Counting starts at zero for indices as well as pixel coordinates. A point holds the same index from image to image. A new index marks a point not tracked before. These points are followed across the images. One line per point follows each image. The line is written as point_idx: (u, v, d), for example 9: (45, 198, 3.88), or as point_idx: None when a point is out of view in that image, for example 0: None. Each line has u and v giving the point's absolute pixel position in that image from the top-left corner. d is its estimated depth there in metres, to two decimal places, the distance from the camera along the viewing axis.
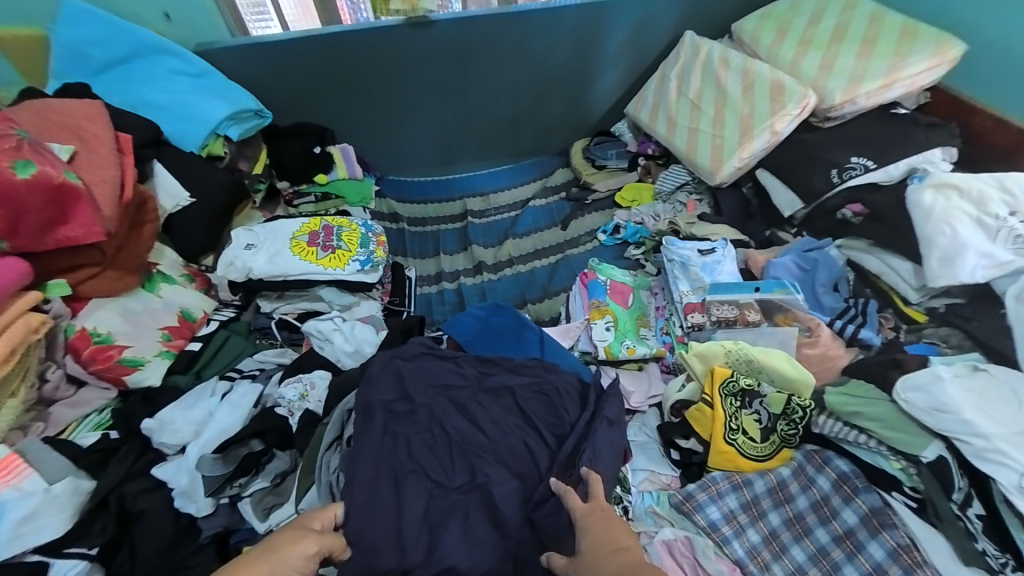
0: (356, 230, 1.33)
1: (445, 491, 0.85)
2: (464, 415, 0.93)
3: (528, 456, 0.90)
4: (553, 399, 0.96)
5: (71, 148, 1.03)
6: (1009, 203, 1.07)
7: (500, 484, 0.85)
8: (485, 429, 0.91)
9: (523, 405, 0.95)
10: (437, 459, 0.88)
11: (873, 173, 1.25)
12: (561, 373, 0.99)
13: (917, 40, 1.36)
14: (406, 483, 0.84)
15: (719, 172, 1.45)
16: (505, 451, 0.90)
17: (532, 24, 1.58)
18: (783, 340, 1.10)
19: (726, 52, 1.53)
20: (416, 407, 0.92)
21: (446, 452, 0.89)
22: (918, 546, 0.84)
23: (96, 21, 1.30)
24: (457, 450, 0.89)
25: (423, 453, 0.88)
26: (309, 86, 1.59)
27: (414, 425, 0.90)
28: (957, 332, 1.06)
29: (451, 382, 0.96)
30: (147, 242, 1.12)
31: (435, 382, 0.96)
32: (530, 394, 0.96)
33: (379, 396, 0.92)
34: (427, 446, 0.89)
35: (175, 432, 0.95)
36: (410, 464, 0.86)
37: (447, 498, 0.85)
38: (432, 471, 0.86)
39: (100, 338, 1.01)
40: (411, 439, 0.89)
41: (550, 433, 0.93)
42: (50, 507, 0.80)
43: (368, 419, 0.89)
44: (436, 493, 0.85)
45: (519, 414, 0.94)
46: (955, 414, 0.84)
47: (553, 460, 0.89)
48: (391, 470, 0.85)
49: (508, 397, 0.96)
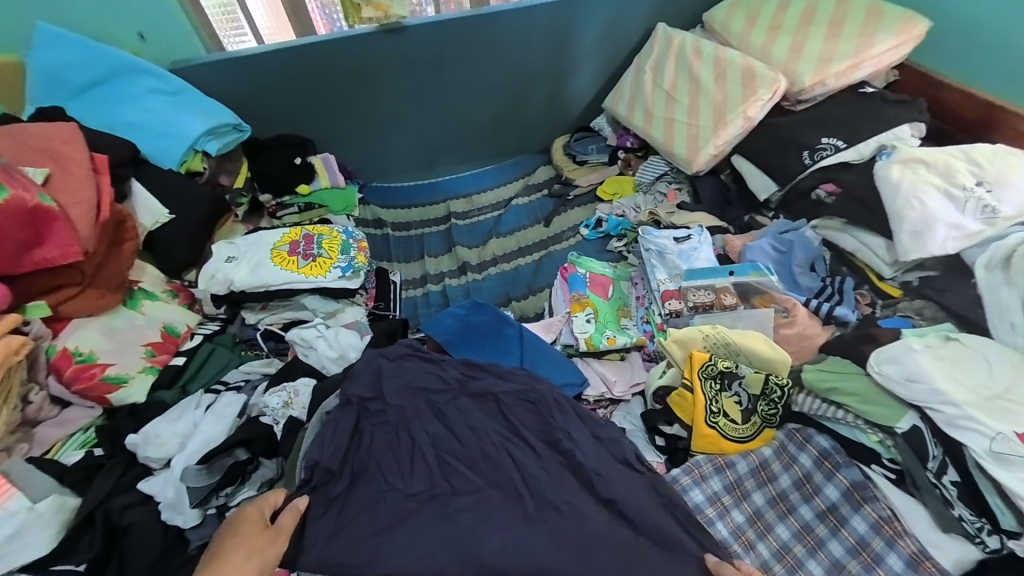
0: (337, 238, 1.34)
1: (398, 495, 0.85)
2: (440, 419, 0.93)
3: (510, 465, 0.88)
4: (542, 408, 0.95)
5: (45, 171, 1.04)
6: (976, 174, 1.08)
7: (462, 496, 0.85)
8: (460, 435, 0.91)
9: (507, 412, 0.94)
10: (399, 463, 0.88)
11: (844, 152, 1.27)
12: (549, 384, 0.99)
13: (883, 19, 1.37)
14: (361, 482, 0.86)
15: (696, 161, 1.46)
16: (478, 459, 0.89)
17: (505, 25, 1.60)
18: (761, 321, 1.12)
19: (697, 41, 1.55)
20: (387, 407, 0.93)
21: (409, 458, 0.88)
22: (899, 517, 0.86)
23: (70, 44, 1.31)
24: (421, 457, 0.88)
25: (385, 458, 0.88)
26: (287, 98, 1.61)
27: (383, 425, 0.91)
28: (931, 304, 1.08)
29: (430, 386, 0.96)
30: (127, 261, 1.13)
31: (415, 383, 0.96)
32: (517, 401, 0.95)
33: (357, 390, 0.94)
34: (390, 449, 0.89)
35: (160, 446, 0.95)
36: (369, 465, 0.88)
37: (399, 503, 0.84)
38: (395, 477, 0.86)
39: (82, 357, 1.01)
40: (376, 439, 0.89)
41: (538, 443, 0.91)
42: (36, 525, 0.81)
43: (344, 413, 0.92)
44: (389, 496, 0.85)
45: (503, 419, 0.94)
46: (927, 384, 0.86)
47: (541, 471, 0.87)
48: (350, 467, 0.88)
49: (493, 401, 0.96)
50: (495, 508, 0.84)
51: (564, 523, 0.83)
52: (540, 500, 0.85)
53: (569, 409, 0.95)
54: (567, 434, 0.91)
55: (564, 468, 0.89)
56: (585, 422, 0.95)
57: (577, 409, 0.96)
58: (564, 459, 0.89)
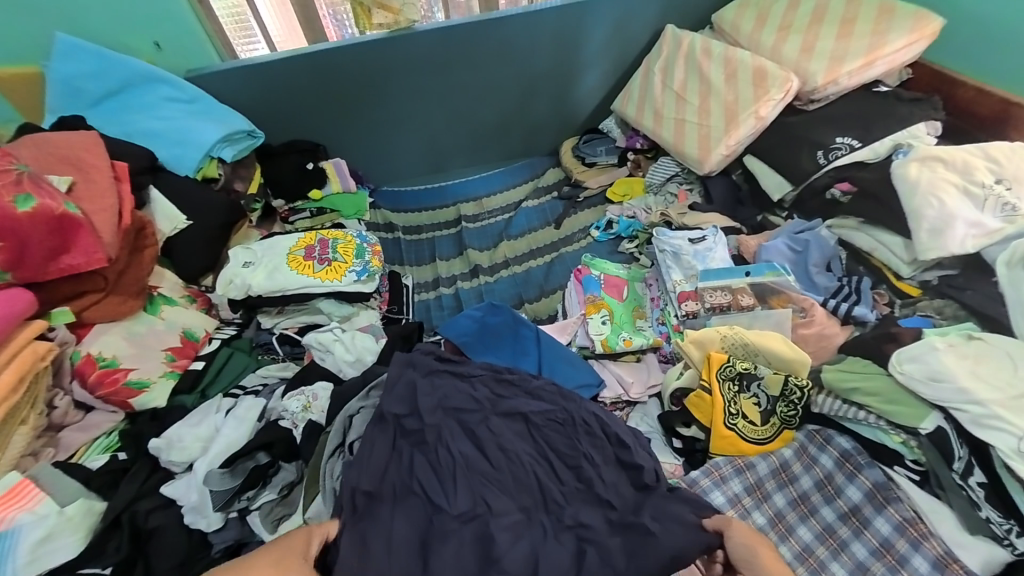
0: (351, 242, 1.35)
1: (443, 515, 0.84)
2: (473, 439, 0.93)
3: (535, 488, 0.89)
4: (569, 430, 0.95)
5: (70, 179, 1.06)
6: (995, 170, 1.07)
7: (500, 517, 0.84)
8: (490, 455, 0.91)
9: (536, 433, 0.94)
10: (440, 482, 0.87)
11: (859, 151, 1.26)
12: (579, 403, 0.98)
13: (895, 18, 1.37)
14: (404, 501, 0.85)
15: (708, 161, 1.46)
16: (509, 482, 0.89)
17: (515, 29, 1.61)
18: (779, 321, 1.11)
19: (707, 42, 1.55)
20: (425, 425, 0.93)
21: (450, 473, 0.88)
22: (923, 518, 0.85)
23: (89, 55, 1.34)
24: (461, 477, 0.88)
25: (427, 475, 0.87)
26: (298, 104, 1.62)
27: (422, 444, 0.91)
28: (951, 303, 1.07)
29: (461, 404, 0.96)
30: (148, 266, 1.14)
31: (447, 403, 0.96)
32: (546, 423, 0.95)
33: (392, 406, 0.94)
34: (431, 469, 0.88)
35: (182, 449, 0.96)
36: (414, 485, 0.86)
37: (444, 522, 0.83)
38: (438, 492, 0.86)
39: (106, 362, 1.03)
40: (415, 460, 0.89)
41: (562, 467, 0.91)
42: (66, 529, 0.82)
43: (380, 430, 0.93)
44: (435, 517, 0.84)
45: (531, 442, 0.94)
46: (951, 383, 0.85)
47: (563, 494, 0.88)
48: (392, 484, 0.86)
49: (521, 422, 0.96)
50: (520, 528, 0.84)
51: (586, 542, 0.83)
52: (561, 519, 0.86)
53: (597, 432, 0.94)
54: (590, 458, 0.91)
55: (586, 491, 0.89)
56: (612, 444, 0.93)
57: (605, 432, 0.95)
58: (587, 483, 0.89)
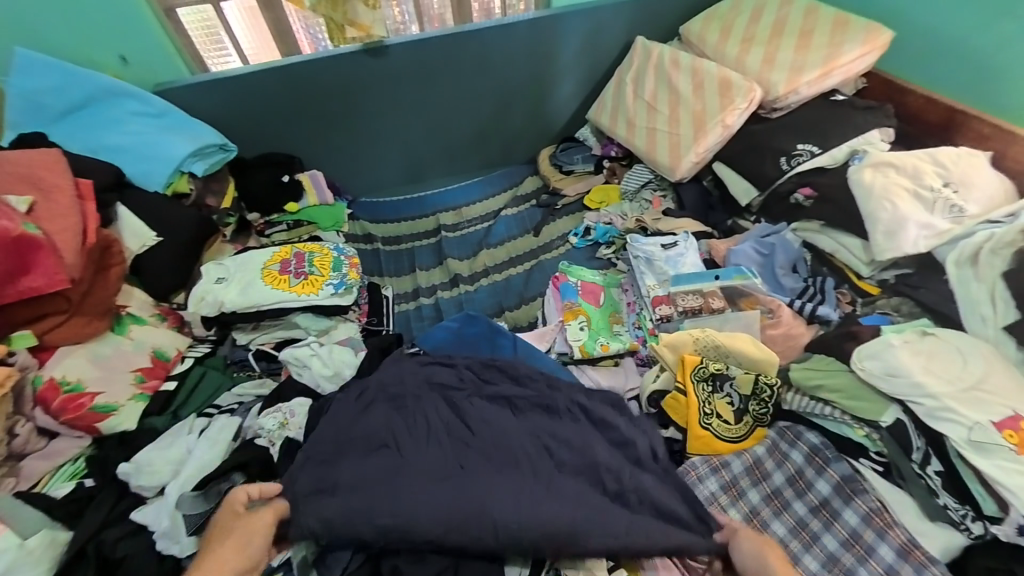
0: (328, 255, 1.34)
1: (413, 470, 0.85)
2: (454, 410, 0.95)
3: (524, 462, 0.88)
4: (557, 415, 0.96)
5: (29, 199, 1.03)
6: (942, 174, 1.14)
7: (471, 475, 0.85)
8: (473, 426, 0.92)
9: (521, 413, 0.96)
10: (415, 441, 0.89)
11: (819, 157, 1.32)
12: (565, 392, 0.99)
13: (849, 30, 1.44)
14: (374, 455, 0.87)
15: (678, 168, 1.50)
16: (491, 448, 0.89)
17: (489, 41, 1.63)
18: (748, 323, 1.14)
19: (675, 53, 1.60)
20: (406, 392, 0.97)
21: (424, 439, 0.90)
22: (888, 508, 0.89)
23: (52, 69, 1.31)
24: (435, 437, 0.90)
25: (400, 427, 0.90)
26: (273, 116, 1.61)
27: (400, 410, 0.94)
28: (908, 301, 1.13)
29: (446, 380, 1.00)
30: (114, 286, 1.11)
31: (433, 378, 1.00)
32: (531, 407, 0.97)
33: (377, 378, 1.00)
34: (406, 426, 0.91)
35: (153, 473, 0.94)
36: (387, 439, 0.89)
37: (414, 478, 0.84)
38: (409, 459, 0.86)
39: (70, 387, 0.99)
40: (392, 419, 0.92)
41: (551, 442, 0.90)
42: (28, 561, 0.79)
43: (361, 395, 0.97)
44: (404, 470, 0.84)
45: (518, 419, 0.94)
46: (907, 378, 0.89)
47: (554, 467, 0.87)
48: (366, 439, 0.89)
49: (506, 406, 0.97)
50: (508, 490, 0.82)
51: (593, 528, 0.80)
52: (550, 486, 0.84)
53: (583, 419, 0.95)
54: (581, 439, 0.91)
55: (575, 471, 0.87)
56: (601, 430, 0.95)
57: (593, 418, 0.96)
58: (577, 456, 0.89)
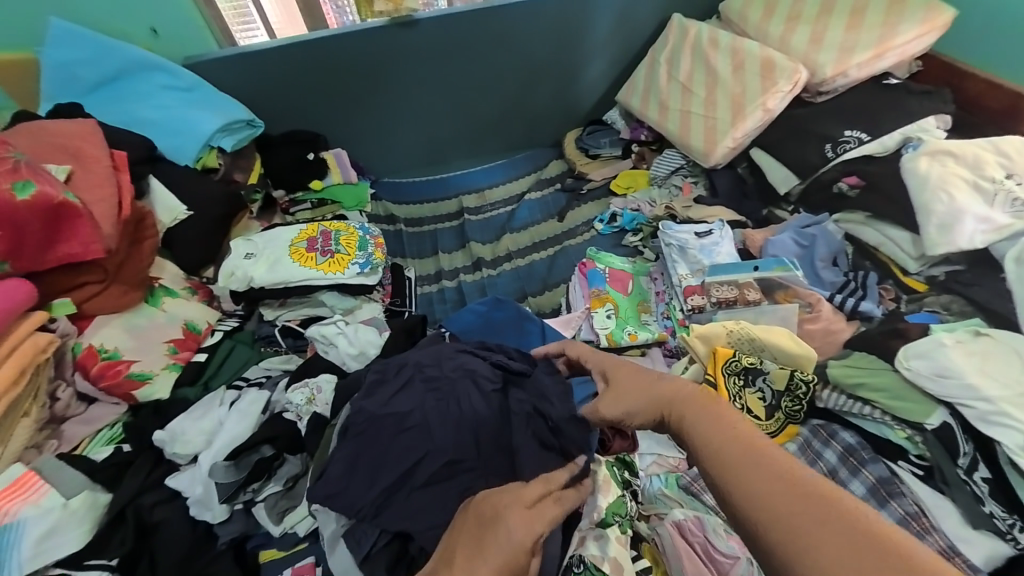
0: (354, 234, 1.33)
1: (437, 456, 0.83)
2: (486, 402, 0.90)
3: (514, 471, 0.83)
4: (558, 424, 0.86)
5: (68, 168, 1.04)
6: (1005, 165, 1.06)
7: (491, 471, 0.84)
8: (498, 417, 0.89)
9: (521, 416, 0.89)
10: (446, 430, 0.86)
11: (867, 145, 1.25)
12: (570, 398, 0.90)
13: (906, 8, 1.35)
14: (405, 434, 0.86)
15: (713, 154, 1.44)
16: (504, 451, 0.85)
17: (519, 17, 1.58)
18: (785, 316, 1.10)
19: (714, 31, 1.52)
20: (443, 375, 0.94)
21: (453, 426, 0.87)
22: (927, 512, 0.85)
23: (84, 41, 1.30)
24: (466, 426, 0.87)
25: (432, 411, 0.88)
26: (297, 92, 1.59)
27: (435, 393, 0.91)
28: (958, 299, 1.07)
29: (478, 368, 0.94)
30: (149, 257, 1.13)
31: (466, 365, 0.95)
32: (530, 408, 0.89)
33: (415, 357, 0.97)
34: (440, 414, 0.88)
35: (186, 442, 0.96)
36: (413, 418, 0.87)
37: (438, 465, 0.83)
38: (435, 446, 0.84)
39: (107, 354, 1.02)
40: (427, 402, 0.89)
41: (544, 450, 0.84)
42: (70, 522, 0.82)
43: (397, 374, 0.95)
44: (428, 458, 0.83)
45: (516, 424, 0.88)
46: (958, 379, 0.85)
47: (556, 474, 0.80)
48: (397, 418, 0.87)
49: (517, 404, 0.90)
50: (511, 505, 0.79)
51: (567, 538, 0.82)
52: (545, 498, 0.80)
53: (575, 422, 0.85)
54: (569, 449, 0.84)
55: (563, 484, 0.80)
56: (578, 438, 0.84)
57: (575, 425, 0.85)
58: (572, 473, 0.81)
